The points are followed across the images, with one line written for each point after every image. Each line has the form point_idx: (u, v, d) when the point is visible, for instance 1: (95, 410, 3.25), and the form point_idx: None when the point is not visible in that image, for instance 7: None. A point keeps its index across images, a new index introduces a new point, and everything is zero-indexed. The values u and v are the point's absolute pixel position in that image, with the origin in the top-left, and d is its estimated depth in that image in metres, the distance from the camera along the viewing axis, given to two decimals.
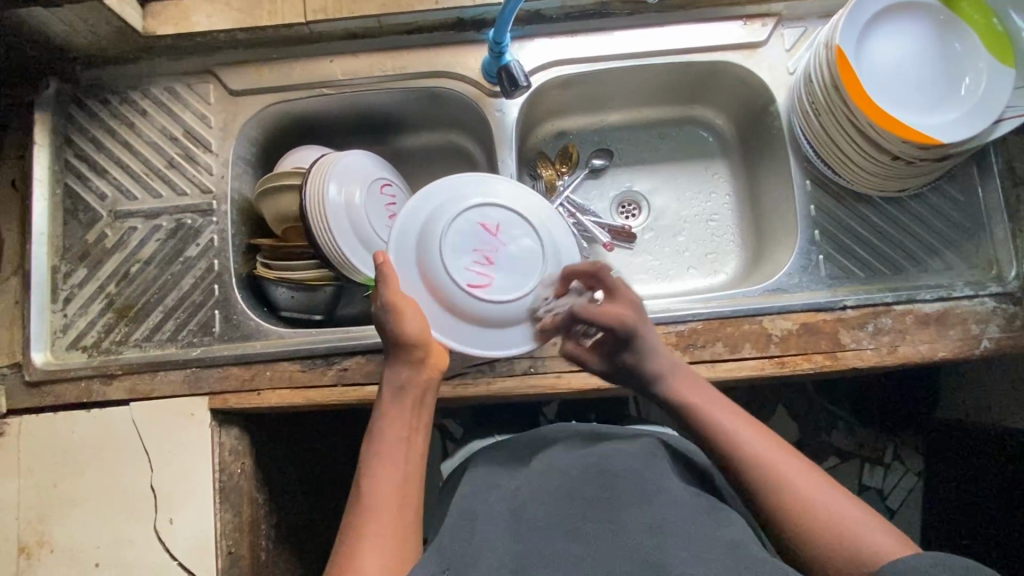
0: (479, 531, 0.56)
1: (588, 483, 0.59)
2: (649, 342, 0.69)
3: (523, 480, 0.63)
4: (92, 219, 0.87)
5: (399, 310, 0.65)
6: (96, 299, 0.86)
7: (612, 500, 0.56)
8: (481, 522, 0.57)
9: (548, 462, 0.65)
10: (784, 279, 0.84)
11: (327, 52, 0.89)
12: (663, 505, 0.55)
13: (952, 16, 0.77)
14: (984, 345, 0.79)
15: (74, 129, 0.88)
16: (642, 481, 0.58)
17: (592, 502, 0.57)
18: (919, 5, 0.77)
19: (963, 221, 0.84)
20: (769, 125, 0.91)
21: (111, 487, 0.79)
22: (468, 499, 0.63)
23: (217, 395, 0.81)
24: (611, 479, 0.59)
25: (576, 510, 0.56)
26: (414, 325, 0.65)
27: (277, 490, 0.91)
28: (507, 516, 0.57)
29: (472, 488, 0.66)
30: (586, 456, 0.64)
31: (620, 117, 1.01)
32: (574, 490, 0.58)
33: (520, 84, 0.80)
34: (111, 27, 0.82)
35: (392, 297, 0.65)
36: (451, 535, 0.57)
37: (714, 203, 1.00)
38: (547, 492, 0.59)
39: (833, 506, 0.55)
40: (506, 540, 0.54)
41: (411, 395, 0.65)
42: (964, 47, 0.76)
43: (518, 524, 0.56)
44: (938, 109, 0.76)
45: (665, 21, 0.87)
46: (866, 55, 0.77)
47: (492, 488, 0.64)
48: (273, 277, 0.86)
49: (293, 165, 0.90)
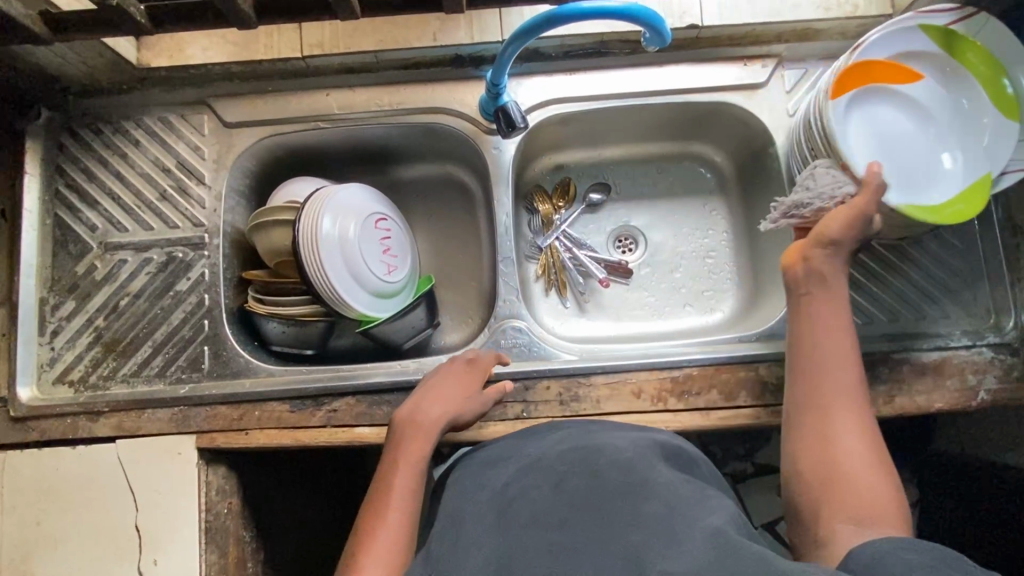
0: (465, 533, 0.56)
1: (574, 477, 0.58)
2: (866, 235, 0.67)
3: (512, 475, 0.62)
4: (81, 251, 0.86)
5: (434, 399, 0.74)
6: (84, 332, 0.84)
7: (598, 492, 0.55)
8: (467, 523, 0.57)
9: (537, 458, 0.64)
10: (781, 325, 0.83)
11: (324, 85, 0.88)
12: (647, 494, 0.54)
13: (960, 66, 0.76)
14: (981, 397, 0.78)
15: (65, 158, 0.87)
16: (628, 472, 0.57)
17: (575, 494, 0.56)
18: (927, 54, 0.76)
19: (963, 269, 0.83)
20: (768, 166, 0.91)
21: (95, 527, 0.77)
22: (456, 501, 0.62)
23: (205, 434, 0.80)
24: (597, 472, 0.58)
25: (563, 500, 0.55)
26: (433, 409, 0.73)
27: (265, 525, 0.90)
28: (493, 515, 0.57)
29: (461, 489, 0.63)
30: (574, 451, 0.62)
31: (617, 152, 1.00)
32: (560, 483, 0.57)
33: (517, 124, 0.80)
34: (105, 59, 0.80)
35: (444, 387, 0.75)
36: (440, 537, 0.58)
37: (711, 239, 0.99)
38: (533, 488, 0.58)
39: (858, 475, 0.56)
40: (491, 535, 0.54)
41: (424, 439, 0.72)
42: (969, 101, 0.76)
43: (504, 519, 0.56)
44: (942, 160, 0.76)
45: (665, 60, 0.87)
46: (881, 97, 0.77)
47: (477, 488, 0.62)
48: (263, 311, 0.85)
49: (288, 199, 0.88)
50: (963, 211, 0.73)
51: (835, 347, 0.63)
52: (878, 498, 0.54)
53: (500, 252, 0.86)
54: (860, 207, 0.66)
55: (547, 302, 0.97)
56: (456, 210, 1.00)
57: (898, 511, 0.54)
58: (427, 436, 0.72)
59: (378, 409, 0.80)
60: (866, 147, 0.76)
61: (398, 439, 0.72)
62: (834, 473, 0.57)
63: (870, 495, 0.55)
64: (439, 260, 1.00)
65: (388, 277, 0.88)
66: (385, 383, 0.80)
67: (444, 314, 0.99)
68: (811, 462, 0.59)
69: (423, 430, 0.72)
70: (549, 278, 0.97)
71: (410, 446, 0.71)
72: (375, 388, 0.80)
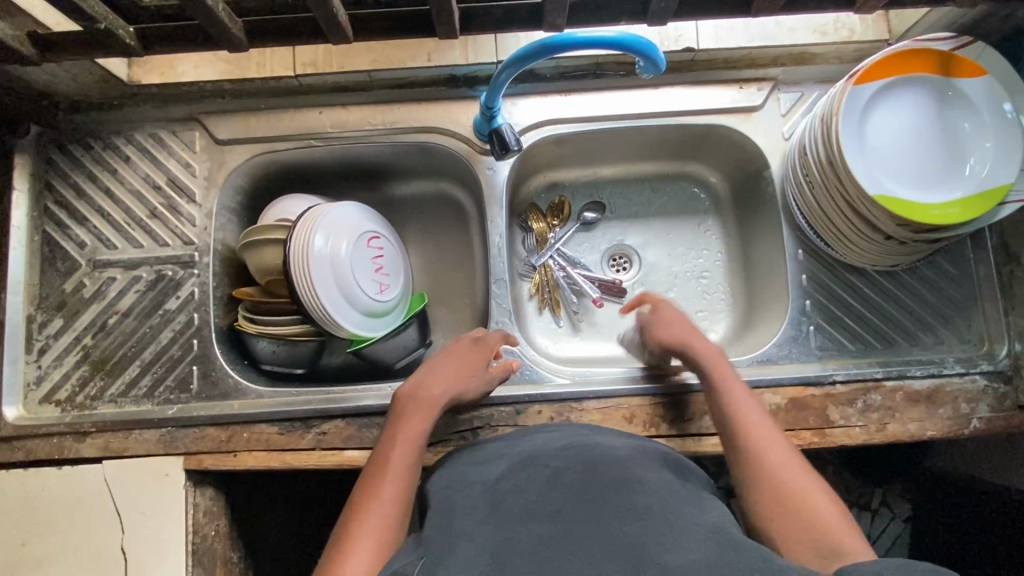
0: (456, 522, 0.53)
1: (569, 471, 0.56)
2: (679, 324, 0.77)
3: (503, 470, 0.60)
4: (70, 268, 0.85)
5: (436, 375, 0.74)
6: (71, 351, 0.84)
7: (594, 484, 0.54)
8: (458, 514, 0.54)
9: (529, 453, 0.62)
10: (775, 350, 0.83)
11: (317, 103, 0.87)
12: (643, 490, 0.53)
13: (968, 88, 0.73)
14: (973, 425, 0.78)
15: (54, 174, 0.86)
16: (622, 469, 0.56)
17: (571, 485, 0.54)
18: (930, 77, 0.74)
19: (957, 296, 0.83)
20: (763, 189, 0.90)
21: (78, 551, 0.76)
22: (445, 491, 0.60)
23: (193, 456, 0.79)
24: (591, 468, 0.56)
25: (558, 494, 0.53)
26: (435, 385, 0.73)
27: (253, 545, 0.89)
28: (485, 509, 0.54)
29: (449, 482, 0.61)
30: (569, 448, 0.60)
31: (611, 171, 1.00)
32: (555, 477, 0.55)
33: (511, 148, 0.79)
34: (95, 76, 0.80)
35: (445, 364, 0.75)
36: (430, 526, 0.54)
37: (706, 259, 0.98)
38: (526, 482, 0.55)
39: (805, 499, 0.58)
40: (482, 529, 0.51)
41: (427, 417, 0.70)
42: (972, 125, 0.73)
43: (496, 513, 0.53)
44: (947, 174, 0.73)
45: (661, 82, 0.86)
46: (889, 103, 0.74)
47: (467, 483, 0.60)
48: (253, 330, 0.84)
49: (278, 217, 0.87)
50: (955, 214, 0.70)
51: (750, 403, 0.67)
52: (842, 531, 0.55)
53: (493, 273, 0.86)
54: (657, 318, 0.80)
55: (540, 321, 0.96)
56: (449, 227, 1.00)
57: (850, 525, 0.55)
58: (429, 412, 0.71)
59: (368, 432, 0.79)
60: (871, 147, 0.73)
61: (400, 415, 0.70)
62: (793, 508, 0.57)
63: (821, 516, 0.56)
64: (433, 277, 1.00)
65: (380, 296, 0.87)
66: (375, 405, 0.80)
67: (436, 334, 0.98)
68: (772, 513, 0.58)
69: (423, 405, 0.71)
70: (542, 297, 0.96)
71: (413, 422, 0.69)
72: (365, 411, 0.80)
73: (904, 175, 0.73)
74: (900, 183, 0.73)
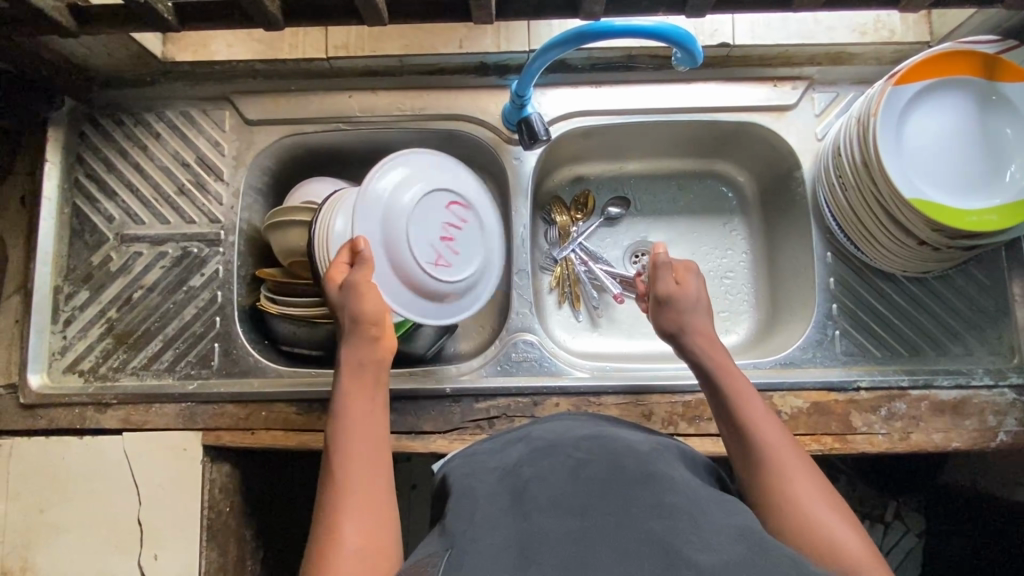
0: (479, 512, 0.52)
1: (591, 466, 0.55)
2: (693, 309, 0.71)
3: (521, 456, 0.60)
4: (97, 241, 0.86)
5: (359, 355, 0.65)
6: (96, 323, 0.85)
7: (617, 481, 0.52)
8: (481, 503, 0.54)
9: (548, 441, 0.61)
10: (797, 353, 0.82)
11: (347, 87, 0.87)
12: (672, 488, 0.51)
13: (1010, 95, 0.71)
14: (1000, 438, 0.76)
15: (86, 147, 0.87)
16: (648, 466, 0.55)
17: (594, 480, 0.53)
18: (975, 81, 0.72)
19: (989, 307, 0.82)
20: (794, 190, 0.89)
21: (96, 520, 0.77)
22: (464, 479, 0.60)
23: (210, 432, 0.80)
24: (614, 461, 0.55)
25: (582, 490, 0.52)
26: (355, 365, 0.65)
27: (263, 525, 0.90)
28: (508, 497, 0.54)
29: (466, 471, 0.61)
30: (589, 438, 0.60)
31: (639, 165, 0.99)
32: (577, 470, 0.54)
33: (539, 138, 0.78)
34: (130, 51, 0.80)
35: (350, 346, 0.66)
36: (454, 513, 0.54)
37: (730, 260, 0.97)
38: (549, 473, 0.55)
39: (822, 517, 0.53)
40: (506, 521, 0.50)
41: (367, 420, 0.62)
42: (1015, 132, 0.72)
43: (521, 505, 0.52)
44: (989, 180, 0.71)
45: (694, 77, 0.85)
46: (932, 106, 0.73)
47: (484, 471, 0.60)
48: (276, 312, 0.83)
49: (303, 199, 0.87)
50: (994, 222, 0.69)
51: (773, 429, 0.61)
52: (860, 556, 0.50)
53: (516, 264, 0.86)
54: (683, 290, 0.72)
55: (559, 315, 0.96)
56: None
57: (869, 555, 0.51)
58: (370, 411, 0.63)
59: None
60: (912, 148, 0.72)
61: (338, 423, 0.62)
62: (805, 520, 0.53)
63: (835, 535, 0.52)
64: None
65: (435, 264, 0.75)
66: (394, 391, 0.80)
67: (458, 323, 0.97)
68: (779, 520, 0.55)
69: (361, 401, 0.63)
70: (563, 291, 0.95)
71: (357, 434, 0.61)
72: None
73: (944, 179, 0.71)
74: (939, 187, 0.71)
